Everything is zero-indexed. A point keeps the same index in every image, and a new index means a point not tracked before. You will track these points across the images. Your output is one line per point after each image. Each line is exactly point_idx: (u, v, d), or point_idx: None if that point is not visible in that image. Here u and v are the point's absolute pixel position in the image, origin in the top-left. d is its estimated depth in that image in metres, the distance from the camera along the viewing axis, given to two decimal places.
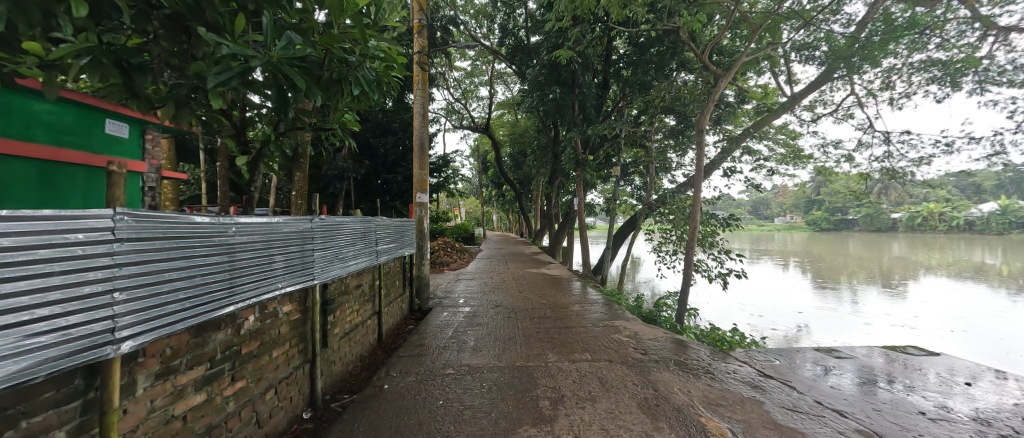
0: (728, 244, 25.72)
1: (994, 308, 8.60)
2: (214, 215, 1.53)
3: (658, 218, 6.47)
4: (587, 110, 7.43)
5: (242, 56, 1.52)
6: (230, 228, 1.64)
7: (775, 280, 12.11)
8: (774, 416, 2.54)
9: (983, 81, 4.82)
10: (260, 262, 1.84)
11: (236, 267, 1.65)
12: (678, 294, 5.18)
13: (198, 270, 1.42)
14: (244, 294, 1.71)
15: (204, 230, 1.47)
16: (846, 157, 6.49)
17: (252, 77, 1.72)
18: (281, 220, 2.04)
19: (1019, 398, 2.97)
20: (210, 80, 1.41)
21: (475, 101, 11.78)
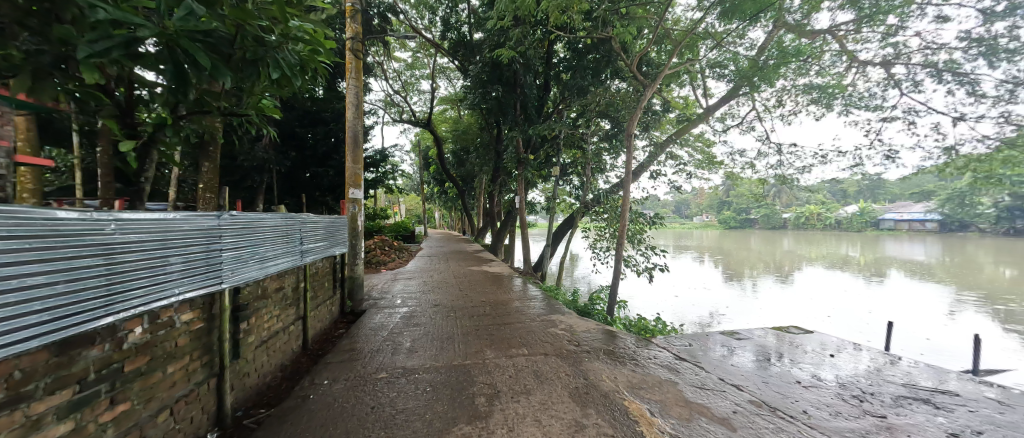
0: (656, 241, 28.05)
1: (855, 292, 10.46)
2: (87, 209, 1.28)
3: (593, 217, 6.79)
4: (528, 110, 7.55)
5: (126, 23, 1.30)
6: (111, 225, 1.39)
7: (694, 273, 13.42)
8: (686, 394, 2.85)
9: (849, 104, 5.77)
10: (152, 265, 1.59)
11: (118, 272, 1.40)
12: (610, 288, 5.50)
13: (64, 275, 1.18)
14: (127, 302, 1.46)
15: (73, 227, 1.22)
16: (750, 164, 7.35)
17: (141, 47, 1.47)
18: (179, 215, 1.78)
19: (868, 364, 3.67)
20: (81, 48, 1.19)
21: (416, 96, 11.37)
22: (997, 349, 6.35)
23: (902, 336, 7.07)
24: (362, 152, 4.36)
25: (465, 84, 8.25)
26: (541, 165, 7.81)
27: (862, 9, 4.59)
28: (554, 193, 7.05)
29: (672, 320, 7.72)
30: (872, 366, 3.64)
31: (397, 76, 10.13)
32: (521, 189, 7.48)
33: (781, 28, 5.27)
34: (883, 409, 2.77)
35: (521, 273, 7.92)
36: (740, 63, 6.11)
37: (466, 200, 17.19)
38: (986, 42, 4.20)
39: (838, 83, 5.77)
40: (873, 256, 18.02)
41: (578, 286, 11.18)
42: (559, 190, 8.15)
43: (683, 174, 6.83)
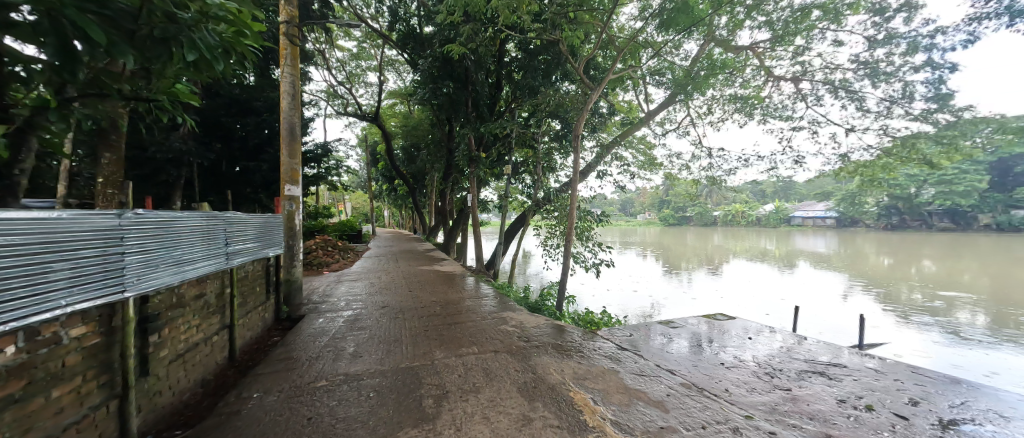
0: (604, 238, 29.37)
1: (772, 281, 11.79)
2: None
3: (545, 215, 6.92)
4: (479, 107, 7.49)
5: None
6: None
7: (638, 268, 14.26)
8: (626, 382, 3.05)
9: (766, 114, 6.45)
10: (32, 272, 1.35)
11: None
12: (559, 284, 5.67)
13: None
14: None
15: None
16: (685, 166, 7.94)
17: (10, 13, 1.22)
18: (69, 214, 1.52)
19: (778, 344, 4.17)
20: None
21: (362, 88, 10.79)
22: (879, 326, 7.52)
23: (809, 318, 8.10)
24: (300, 145, 4.06)
25: (414, 79, 7.98)
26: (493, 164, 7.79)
27: (776, 30, 5.13)
28: (506, 191, 7.06)
29: (617, 313, 8.14)
30: (783, 345, 4.14)
31: (340, 66, 9.53)
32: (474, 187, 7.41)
33: (712, 42, 5.73)
34: (789, 383, 3.22)
35: (473, 271, 7.86)
36: (676, 72, 6.56)
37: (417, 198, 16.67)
38: (871, 66, 4.91)
39: (758, 95, 6.43)
40: (786, 249, 20.46)
41: (530, 283, 11.36)
42: (511, 189, 8.19)
43: (627, 174, 7.20)
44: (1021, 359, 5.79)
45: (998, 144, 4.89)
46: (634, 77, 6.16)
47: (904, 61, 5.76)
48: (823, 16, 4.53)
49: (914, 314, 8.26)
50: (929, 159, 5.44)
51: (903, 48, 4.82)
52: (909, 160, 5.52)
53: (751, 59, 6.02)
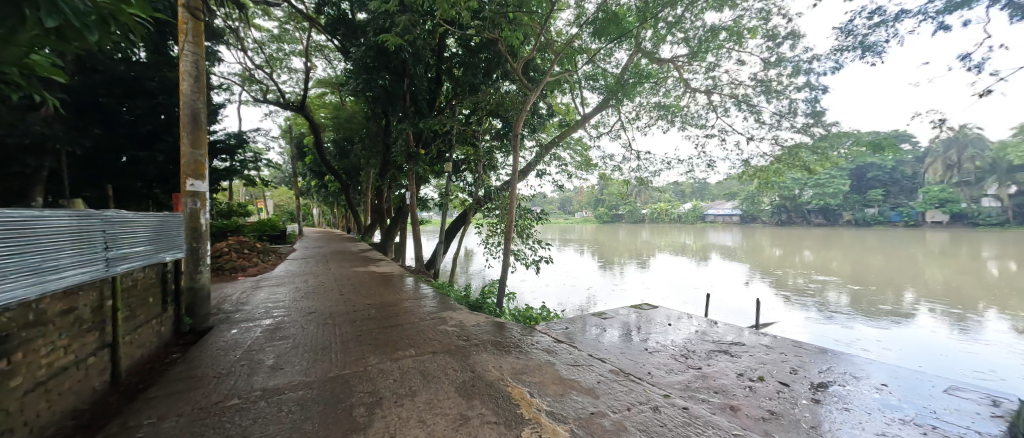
0: (546, 236, 30.34)
1: (691, 273, 13.13)
2: None
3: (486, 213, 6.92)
4: (418, 102, 7.25)
5: None
6: None
7: (576, 264, 14.95)
8: (561, 373, 3.21)
9: (684, 122, 7.13)
10: None
11: None
12: (499, 281, 5.72)
13: None
14: None
15: None
16: (617, 168, 8.48)
17: None
18: None
19: (692, 328, 4.68)
20: None
21: (286, 74, 9.81)
22: (773, 308, 8.78)
23: (720, 304, 9.16)
24: (205, 134, 3.59)
25: (347, 68, 7.47)
26: (433, 162, 7.60)
27: (692, 47, 5.68)
28: (447, 189, 6.92)
29: (556, 307, 8.45)
30: (696, 329, 4.66)
31: (259, 48, 8.55)
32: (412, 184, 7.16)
33: (638, 53, 6.13)
34: (699, 362, 3.66)
35: (412, 272, 7.61)
36: (608, 78, 6.91)
37: (352, 195, 15.65)
38: (765, 84, 5.67)
39: (678, 104, 7.08)
40: (702, 243, 22.95)
41: (472, 283, 11.29)
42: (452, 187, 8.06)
43: (565, 174, 7.47)
44: (870, 330, 7.17)
45: (854, 155, 5.98)
46: (570, 81, 6.40)
47: (790, 82, 6.75)
48: (730, 37, 5.11)
49: (798, 296, 9.78)
50: (808, 165, 6.44)
51: (789, 71, 5.63)
52: (793, 166, 6.49)
53: (672, 72, 6.61)
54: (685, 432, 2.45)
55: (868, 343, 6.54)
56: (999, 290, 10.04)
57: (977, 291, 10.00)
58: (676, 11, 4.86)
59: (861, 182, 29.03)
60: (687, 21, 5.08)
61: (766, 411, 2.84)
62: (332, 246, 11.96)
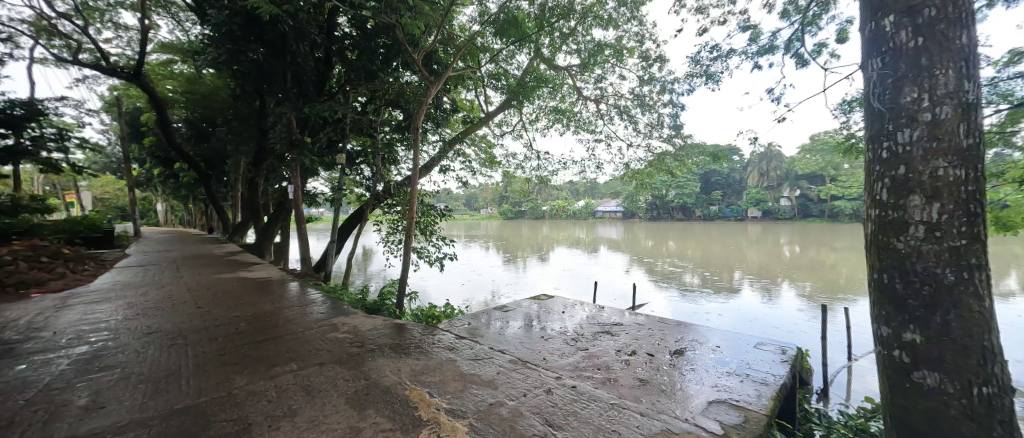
0: (453, 233, 30.07)
1: (584, 264, 14.53)
2: None
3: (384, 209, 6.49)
4: (302, 84, 6.37)
5: None
6: None
7: (482, 260, 15.17)
8: (462, 369, 3.26)
9: (577, 126, 7.78)
10: None
11: None
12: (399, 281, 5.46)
13: None
14: None
15: None
16: (519, 166, 8.83)
17: None
18: None
19: (581, 314, 5.19)
20: None
21: (110, 31, 7.60)
22: (647, 291, 10.28)
23: (607, 290, 10.35)
24: None
25: (203, 33, 6.13)
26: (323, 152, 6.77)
27: (583, 58, 6.20)
28: (339, 183, 6.27)
29: (460, 304, 8.44)
30: (585, 314, 5.19)
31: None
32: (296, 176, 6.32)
33: (537, 58, 6.43)
34: (586, 343, 4.11)
35: (297, 275, 6.72)
36: (510, 79, 6.99)
37: (216, 189, 12.97)
38: (640, 98, 6.52)
39: (572, 110, 7.69)
40: (594, 238, 25.58)
41: (371, 284, 10.54)
42: (345, 181, 7.33)
43: (469, 171, 7.47)
44: (713, 303, 8.97)
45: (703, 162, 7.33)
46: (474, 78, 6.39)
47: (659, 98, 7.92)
48: (613, 53, 5.71)
49: (666, 280, 11.66)
50: (671, 169, 7.66)
51: (657, 89, 6.60)
52: (661, 170, 7.65)
53: (568, 80, 7.13)
54: (573, 408, 2.71)
55: (712, 314, 8.17)
56: (789, 267, 13.63)
57: (778, 268, 13.35)
58: (570, 23, 5.26)
59: (710, 184, 36.17)
60: (578, 35, 5.52)
61: (637, 379, 3.33)
62: (187, 250, 9.77)
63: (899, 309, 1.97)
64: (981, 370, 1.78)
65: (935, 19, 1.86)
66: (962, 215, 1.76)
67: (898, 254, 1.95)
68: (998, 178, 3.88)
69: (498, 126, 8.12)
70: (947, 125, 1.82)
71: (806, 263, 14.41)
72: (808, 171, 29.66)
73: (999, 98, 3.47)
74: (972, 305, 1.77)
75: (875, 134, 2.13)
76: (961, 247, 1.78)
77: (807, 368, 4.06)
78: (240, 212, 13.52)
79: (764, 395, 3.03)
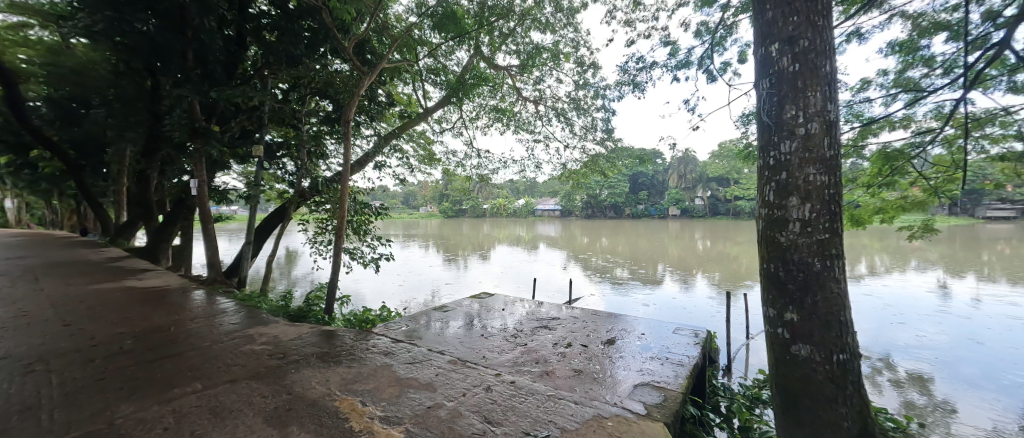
0: (389, 233, 28.72)
1: (524, 262, 14.86)
2: None
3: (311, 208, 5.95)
4: (208, 65, 5.58)
5: None
6: None
7: (421, 261, 14.73)
8: (398, 373, 3.15)
9: (517, 126, 7.91)
10: None
11: None
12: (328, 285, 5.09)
13: None
14: None
15: None
16: (459, 165, 8.72)
17: None
18: None
19: (519, 310, 5.32)
20: None
21: None
22: (582, 286, 10.85)
23: (546, 287, 10.71)
24: None
25: None
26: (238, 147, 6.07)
27: (522, 59, 6.32)
28: (256, 178, 5.62)
29: (396, 307, 8.12)
30: (524, 310, 5.33)
31: None
32: (201, 167, 5.59)
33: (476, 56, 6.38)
34: (525, 339, 4.23)
35: (203, 283, 5.92)
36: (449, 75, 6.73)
37: (91, 183, 10.78)
38: (575, 102, 6.84)
39: (511, 110, 7.80)
40: (533, 235, 26.34)
41: (296, 290, 9.65)
42: (263, 176, 6.60)
43: (407, 167, 7.19)
44: (640, 294, 9.79)
45: (630, 165, 7.93)
46: (411, 72, 6.17)
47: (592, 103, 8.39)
48: (550, 56, 5.89)
49: (599, 274, 12.42)
50: (604, 170, 8.15)
51: (591, 94, 6.96)
52: (595, 170, 8.12)
53: (507, 80, 7.21)
54: (511, 403, 2.76)
55: (639, 304, 8.90)
56: (701, 259, 15.39)
57: (693, 260, 15.02)
58: (509, 24, 5.32)
59: (639, 184, 39.29)
60: (516, 36, 5.60)
61: (572, 369, 3.51)
62: (49, 257, 7.99)
63: (781, 293, 2.32)
64: (838, 341, 2.18)
65: (808, 49, 2.21)
66: (824, 213, 2.15)
67: (781, 246, 2.30)
68: (851, 183, 4.78)
69: (437, 123, 7.94)
70: (815, 139, 2.18)
71: (714, 255, 16.43)
72: (718, 174, 33.71)
73: (852, 118, 4.26)
74: (831, 288, 2.17)
75: (764, 145, 2.47)
76: (824, 240, 2.16)
77: (714, 348, 4.62)
78: (126, 210, 11.42)
79: (679, 375, 3.39)
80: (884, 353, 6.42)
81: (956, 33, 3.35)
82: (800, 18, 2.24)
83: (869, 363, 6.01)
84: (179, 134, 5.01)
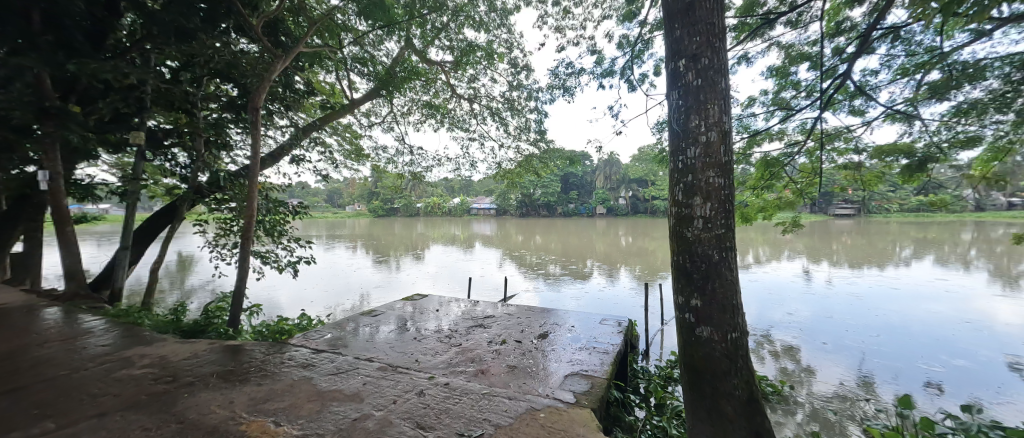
0: (310, 234, 26.26)
1: (459, 261, 14.71)
2: None
3: (211, 207, 5.18)
4: (62, 30, 4.47)
5: None
6: None
7: (348, 263, 13.75)
8: (319, 386, 2.89)
9: (451, 123, 7.78)
10: None
11: None
12: (232, 294, 4.49)
13: None
14: None
15: None
16: (389, 161, 8.30)
17: None
18: None
19: (453, 311, 5.25)
20: None
21: None
22: (518, 283, 11.08)
23: (481, 286, 10.72)
24: None
25: None
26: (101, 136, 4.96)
27: (456, 56, 6.21)
28: (135, 171, 4.73)
29: (318, 314, 7.47)
30: (458, 310, 5.27)
31: None
32: (52, 157, 4.62)
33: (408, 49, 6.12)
34: (459, 339, 4.19)
35: (56, 300, 4.85)
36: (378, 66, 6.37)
37: None
38: (509, 103, 6.94)
39: (445, 107, 7.64)
40: (470, 234, 26.31)
41: (193, 301, 8.34)
42: (144, 168, 5.57)
43: (330, 163, 6.64)
44: (571, 289, 10.31)
45: (561, 165, 8.29)
46: (334, 59, 5.71)
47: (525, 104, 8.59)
48: (484, 55, 5.89)
49: (534, 271, 12.80)
50: (537, 170, 8.40)
51: (524, 96, 7.12)
52: (529, 170, 8.33)
53: (441, 76, 7.04)
54: (444, 406, 2.70)
55: (570, 298, 9.36)
56: (624, 254, 16.73)
57: (617, 255, 16.26)
58: (442, 18, 5.21)
59: (571, 184, 41.37)
60: (449, 32, 5.49)
61: (507, 366, 3.56)
62: None
63: (688, 282, 2.60)
64: (731, 321, 2.51)
65: (708, 66, 2.50)
66: (720, 211, 2.46)
67: (688, 240, 2.58)
68: (741, 186, 5.56)
69: (365, 116, 7.47)
70: (714, 146, 2.49)
71: (635, 250, 17.99)
72: (641, 176, 36.96)
73: (742, 130, 4.96)
74: (726, 276, 2.50)
75: (674, 150, 2.73)
76: (721, 234, 2.48)
77: (635, 334, 5.06)
78: None
79: (604, 362, 3.63)
80: (765, 328, 7.64)
81: (815, 63, 4.07)
82: (702, 38, 2.51)
83: (756, 339, 7.09)
84: (21, 114, 4.00)
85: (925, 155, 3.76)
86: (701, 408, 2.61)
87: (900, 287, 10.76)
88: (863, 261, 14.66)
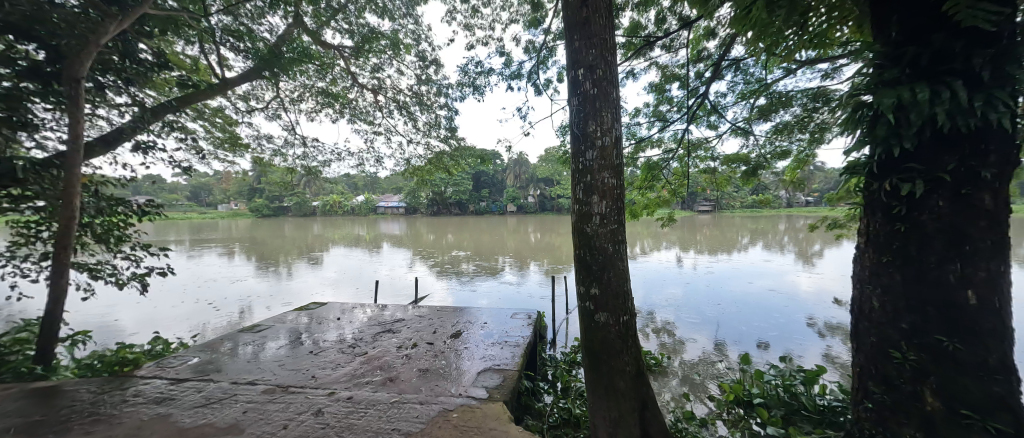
0: (166, 240, 21.41)
1: (364, 264, 13.67)
2: None
3: (1, 206, 3.85)
4: None
5: None
6: None
7: (222, 272, 11.65)
8: (180, 423, 2.40)
9: (352, 114, 7.17)
10: None
11: None
12: (42, 321, 3.42)
13: None
14: None
15: None
16: (273, 154, 7.27)
17: None
18: None
19: (356, 318, 4.85)
20: None
21: None
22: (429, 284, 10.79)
23: (389, 289, 10.15)
24: None
25: None
26: None
27: (357, 42, 5.74)
28: None
29: (177, 337, 6.17)
30: (364, 317, 4.90)
31: None
32: None
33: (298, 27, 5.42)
34: (365, 348, 3.90)
35: None
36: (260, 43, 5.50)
37: None
38: (417, 97, 6.69)
39: (345, 96, 6.99)
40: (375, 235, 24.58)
41: None
42: None
43: (194, 153, 5.54)
44: (484, 286, 10.46)
45: (472, 164, 8.31)
46: (196, 29, 4.76)
47: None
48: (389, 44, 5.56)
49: (446, 270, 12.62)
50: (448, 167, 8.28)
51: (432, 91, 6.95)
52: (439, 167, 8.17)
53: (339, 62, 6.42)
54: (348, 421, 2.49)
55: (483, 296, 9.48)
56: (533, 250, 17.61)
57: (526, 251, 17.04)
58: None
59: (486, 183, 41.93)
60: (348, 15, 5.04)
61: (418, 370, 3.43)
62: None
63: (587, 273, 2.84)
64: (622, 306, 2.83)
65: (602, 77, 2.77)
66: (613, 208, 2.76)
67: (586, 235, 2.82)
68: (629, 186, 6.30)
69: (242, 99, 6.39)
70: (608, 150, 2.76)
71: (542, 246, 19.10)
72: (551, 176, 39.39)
73: (630, 136, 5.61)
74: (618, 266, 2.81)
75: (574, 152, 2.94)
76: (613, 229, 2.77)
77: (543, 325, 5.36)
78: None
79: (514, 356, 3.76)
80: (649, 309, 8.83)
81: (683, 83, 4.82)
82: (596, 51, 2.76)
83: (644, 319, 8.14)
84: None
85: (756, 163, 4.78)
86: (599, 387, 2.86)
87: (742, 268, 13.56)
88: (717, 248, 18.07)
